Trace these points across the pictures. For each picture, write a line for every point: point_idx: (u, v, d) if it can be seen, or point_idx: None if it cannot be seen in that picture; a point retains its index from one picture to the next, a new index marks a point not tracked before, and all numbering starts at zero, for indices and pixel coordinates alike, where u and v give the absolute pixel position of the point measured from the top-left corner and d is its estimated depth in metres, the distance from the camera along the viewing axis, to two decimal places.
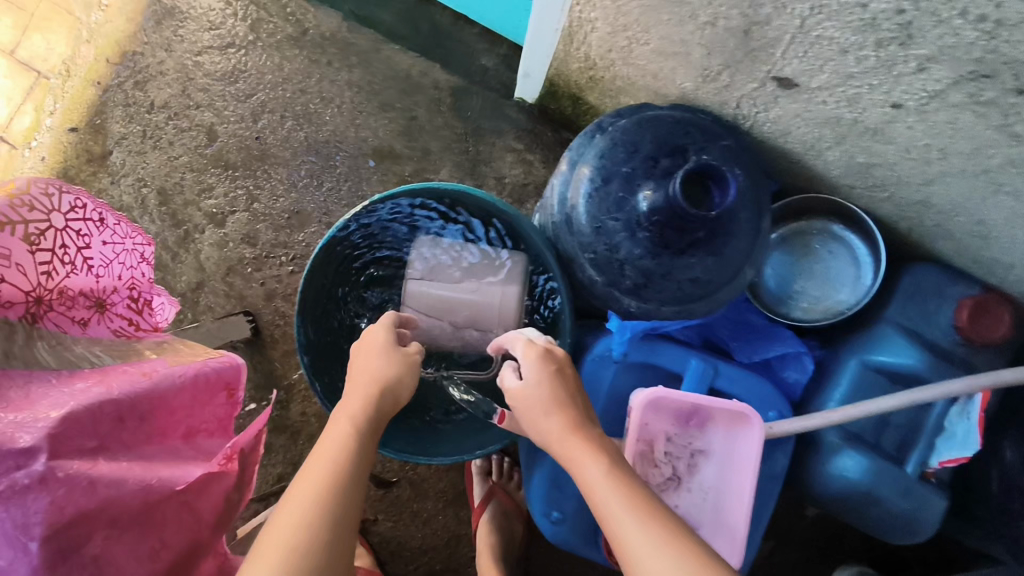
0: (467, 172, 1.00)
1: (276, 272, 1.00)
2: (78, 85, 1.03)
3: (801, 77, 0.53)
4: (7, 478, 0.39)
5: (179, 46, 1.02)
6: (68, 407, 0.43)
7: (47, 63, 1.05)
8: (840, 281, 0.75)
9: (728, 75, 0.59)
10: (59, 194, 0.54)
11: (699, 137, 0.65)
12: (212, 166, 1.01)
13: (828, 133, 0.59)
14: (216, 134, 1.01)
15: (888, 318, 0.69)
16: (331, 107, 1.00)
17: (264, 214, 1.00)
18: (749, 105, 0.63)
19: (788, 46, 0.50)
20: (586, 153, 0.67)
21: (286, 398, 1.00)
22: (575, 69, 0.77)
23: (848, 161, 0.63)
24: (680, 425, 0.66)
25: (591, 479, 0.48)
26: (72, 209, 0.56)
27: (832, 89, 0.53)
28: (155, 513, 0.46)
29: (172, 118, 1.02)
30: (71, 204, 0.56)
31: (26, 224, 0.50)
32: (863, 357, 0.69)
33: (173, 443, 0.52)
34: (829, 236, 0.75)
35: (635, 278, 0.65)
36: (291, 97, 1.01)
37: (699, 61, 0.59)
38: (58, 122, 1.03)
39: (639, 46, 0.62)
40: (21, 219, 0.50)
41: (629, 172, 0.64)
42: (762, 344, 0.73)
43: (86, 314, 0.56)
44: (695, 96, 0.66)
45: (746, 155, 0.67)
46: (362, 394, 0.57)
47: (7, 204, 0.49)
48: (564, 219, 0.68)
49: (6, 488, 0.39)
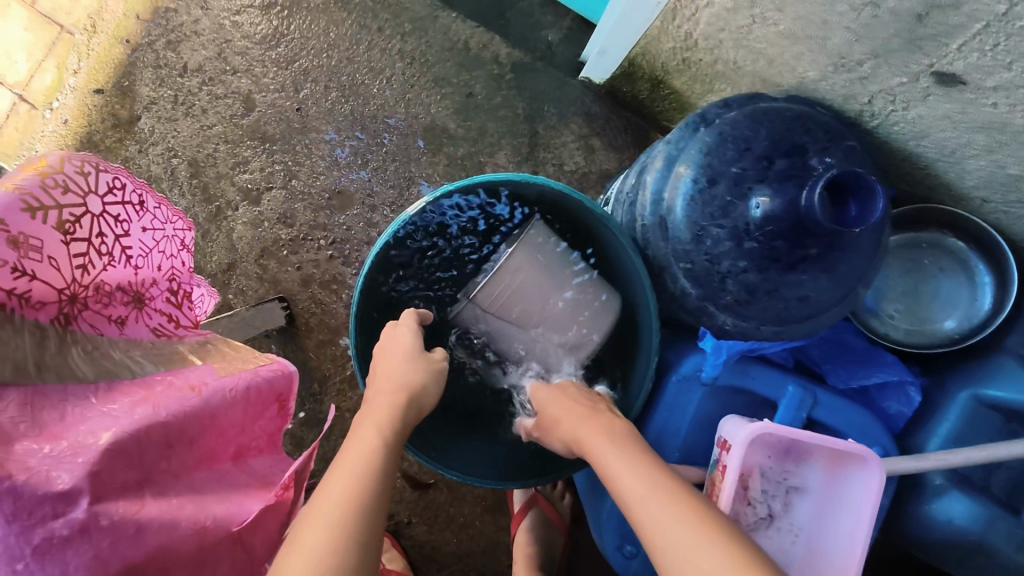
0: (525, 156, 0.91)
1: (313, 256, 0.92)
2: (104, 42, 0.95)
3: (974, 75, 0.46)
4: (42, 528, 0.33)
5: (216, 5, 0.94)
6: (111, 437, 0.37)
7: (71, 17, 0.96)
8: (952, 302, 0.68)
9: (872, 66, 0.51)
10: (96, 174, 0.47)
11: (820, 136, 0.56)
12: (248, 138, 0.93)
13: (981, 139, 0.51)
14: (253, 103, 0.93)
15: (1010, 349, 0.61)
16: (381, 79, 0.93)
17: (302, 192, 0.93)
18: (884, 102, 0.54)
19: (974, 37, 0.42)
20: (687, 148, 0.59)
21: (320, 391, 0.92)
22: (668, 49, 0.71)
23: (994, 172, 0.55)
24: (776, 460, 0.58)
25: (634, 485, 0.45)
26: (110, 190, 0.48)
27: (1011, 90, 0.45)
28: (209, 558, 0.39)
29: (206, 83, 0.93)
30: (109, 184, 0.48)
31: (59, 210, 0.43)
32: (977, 392, 0.61)
33: (224, 468, 0.45)
34: (944, 251, 0.67)
35: (738, 294, 0.58)
36: (337, 66, 0.93)
37: (838, 47, 0.51)
38: (82, 82, 0.95)
39: (763, 27, 0.56)
40: (55, 204, 0.43)
41: (739, 172, 0.56)
42: (861, 369, 0.65)
43: (123, 311, 0.48)
44: (814, 87, 0.58)
45: (869, 158, 0.58)
46: (386, 397, 0.55)
47: (38, 185, 0.42)
48: (657, 222, 0.61)
49: (41, 541, 0.33)
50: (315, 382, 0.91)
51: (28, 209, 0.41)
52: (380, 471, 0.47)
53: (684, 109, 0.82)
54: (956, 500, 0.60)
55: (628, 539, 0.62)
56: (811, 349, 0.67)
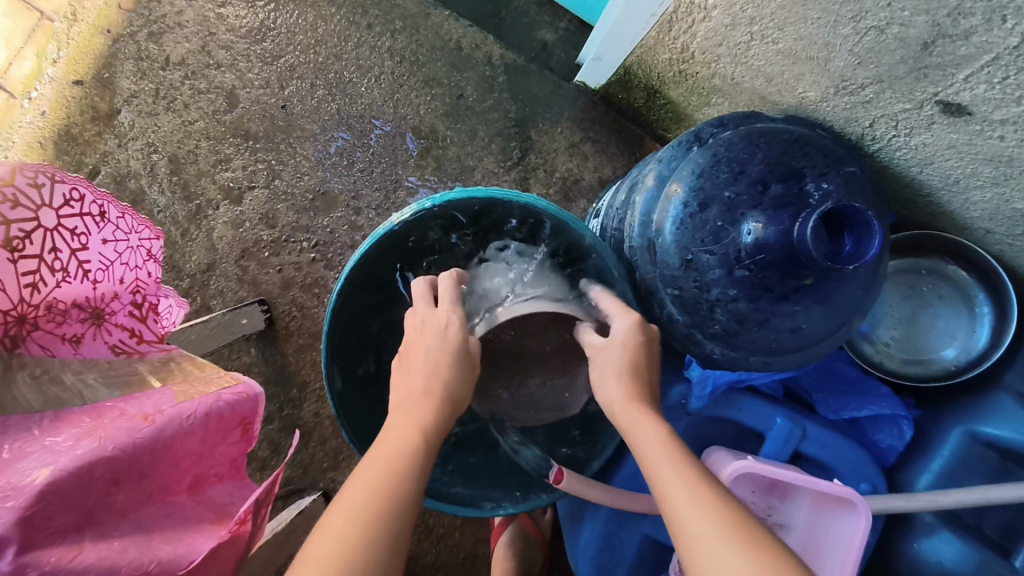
0: (515, 162, 0.89)
1: (296, 258, 0.89)
2: (85, 32, 0.92)
3: (980, 106, 0.43)
4: None
5: None
6: (46, 478, 0.35)
7: (51, 4, 0.93)
8: (948, 332, 0.65)
9: (875, 91, 0.48)
10: (51, 185, 0.45)
11: (816, 161, 0.54)
12: (231, 136, 0.90)
13: (986, 171, 0.49)
14: (237, 99, 0.90)
15: (1008, 385, 0.59)
16: (369, 78, 0.90)
17: (285, 193, 0.90)
18: (887, 127, 0.51)
19: (981, 68, 0.40)
20: (680, 168, 0.56)
21: (299, 397, 0.89)
22: (664, 61, 0.69)
23: (998, 205, 0.52)
24: (760, 495, 0.56)
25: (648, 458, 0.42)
26: (67, 202, 0.46)
27: (1018, 124, 0.42)
28: None
29: (188, 77, 0.90)
30: (66, 196, 0.46)
31: (7, 225, 0.41)
32: (971, 428, 0.59)
33: (177, 500, 0.43)
34: (943, 279, 0.65)
35: (726, 323, 0.55)
36: (324, 63, 0.90)
37: (841, 70, 0.49)
38: (60, 73, 0.92)
39: (762, 44, 0.53)
40: (3, 219, 0.41)
41: (732, 197, 0.53)
42: (852, 401, 0.63)
43: (79, 330, 0.46)
44: (814, 108, 0.56)
45: (869, 184, 0.56)
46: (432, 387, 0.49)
47: None
48: (644, 243, 0.58)
49: None
50: (294, 387, 0.89)
51: None
52: (398, 507, 0.40)
53: (680, 120, 0.79)
54: (945, 540, 0.58)
55: (606, 570, 0.61)
56: (801, 375, 0.65)
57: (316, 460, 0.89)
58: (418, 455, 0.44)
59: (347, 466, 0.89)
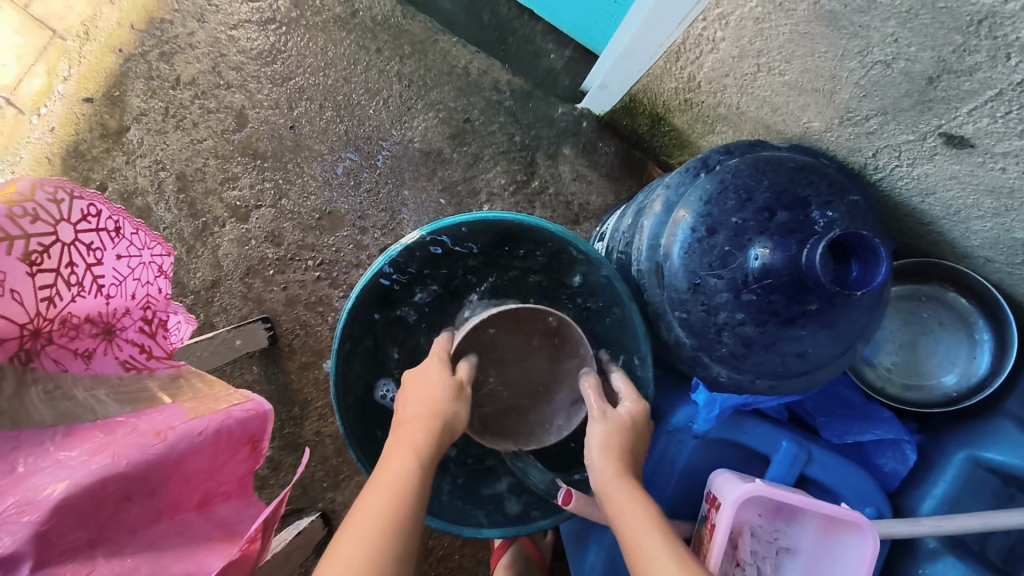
0: (520, 185, 0.90)
1: (300, 277, 0.90)
2: (97, 51, 0.93)
3: (983, 140, 0.44)
4: None
5: (213, 17, 0.92)
6: (61, 493, 0.35)
7: (64, 22, 0.95)
8: (949, 357, 0.66)
9: (879, 123, 0.50)
10: (69, 201, 0.45)
11: (820, 190, 0.55)
12: (239, 155, 0.91)
13: (987, 202, 0.50)
14: (246, 119, 0.91)
15: (1008, 412, 0.60)
16: (377, 101, 0.91)
17: (291, 211, 0.90)
18: (890, 158, 0.53)
19: (984, 103, 0.41)
20: (687, 194, 0.57)
21: (300, 415, 0.89)
22: (670, 89, 0.70)
23: (998, 235, 0.53)
24: (767, 518, 0.55)
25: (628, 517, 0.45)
26: (85, 217, 0.46)
27: (1020, 158, 0.44)
28: None
29: (198, 96, 0.91)
30: (83, 212, 0.46)
31: (26, 240, 0.42)
32: (974, 453, 0.59)
33: (186, 517, 0.42)
34: (942, 305, 0.66)
35: (733, 346, 0.56)
36: (333, 86, 0.91)
37: (846, 102, 0.50)
38: (71, 90, 0.93)
39: (769, 76, 0.55)
40: (21, 233, 0.41)
41: (740, 223, 0.54)
42: (855, 425, 0.63)
43: (91, 344, 0.46)
44: (819, 137, 0.57)
45: (872, 212, 0.57)
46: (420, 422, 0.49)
47: (4, 214, 0.41)
48: (652, 267, 0.59)
49: None
50: (296, 406, 0.89)
51: None
52: (403, 532, 0.41)
53: (684, 146, 0.81)
54: (948, 565, 0.59)
55: None
56: (804, 399, 0.65)
57: (316, 479, 0.89)
58: (415, 485, 0.45)
59: (347, 485, 0.89)
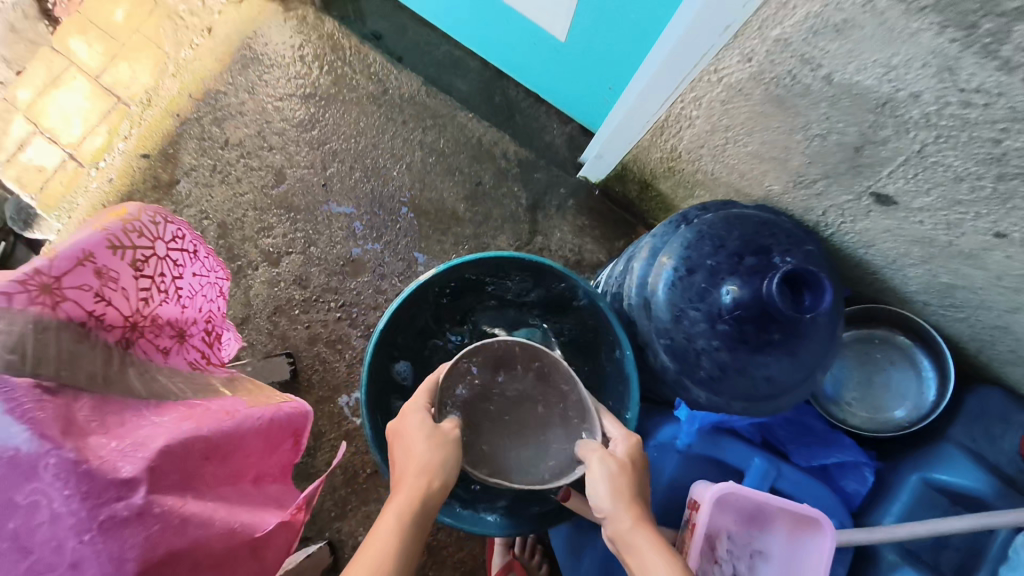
0: (524, 241, 1.01)
1: (323, 316, 0.99)
2: (157, 115, 1.06)
3: (903, 197, 0.56)
4: (104, 509, 0.38)
5: (262, 90, 1.06)
6: (165, 441, 0.42)
7: (129, 90, 1.08)
8: (902, 392, 0.76)
9: (824, 185, 0.61)
10: (165, 224, 0.55)
11: (782, 240, 0.66)
12: (275, 207, 1.02)
13: (915, 251, 0.61)
14: (284, 176, 1.03)
15: (952, 438, 0.68)
16: (401, 166, 1.04)
17: (319, 258, 1.01)
18: (836, 215, 0.64)
19: (899, 167, 0.53)
20: (670, 242, 0.68)
21: (314, 445, 0.96)
22: (657, 159, 0.82)
23: (929, 280, 0.64)
24: (741, 525, 0.62)
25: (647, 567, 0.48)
26: (174, 239, 0.56)
27: (933, 212, 0.55)
28: (232, 560, 0.43)
29: (243, 156, 1.04)
30: (174, 234, 0.56)
31: (134, 250, 0.51)
32: (925, 474, 0.67)
33: (244, 486, 0.49)
34: (892, 346, 0.76)
35: (710, 373, 0.65)
36: (363, 151, 1.04)
37: (798, 168, 0.62)
38: (130, 147, 1.05)
39: (736, 147, 0.67)
40: (131, 245, 0.51)
41: (714, 265, 0.64)
42: (820, 450, 0.72)
43: (168, 343, 0.54)
44: (780, 199, 0.69)
45: (825, 261, 0.68)
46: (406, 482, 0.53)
47: (122, 227, 0.50)
48: (642, 301, 0.69)
49: (103, 519, 0.37)
50: (311, 436, 0.96)
51: (112, 246, 0.49)
52: None
53: (669, 210, 0.93)
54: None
55: None
56: (775, 428, 0.73)
57: (325, 507, 0.94)
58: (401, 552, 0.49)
59: (352, 515, 0.94)
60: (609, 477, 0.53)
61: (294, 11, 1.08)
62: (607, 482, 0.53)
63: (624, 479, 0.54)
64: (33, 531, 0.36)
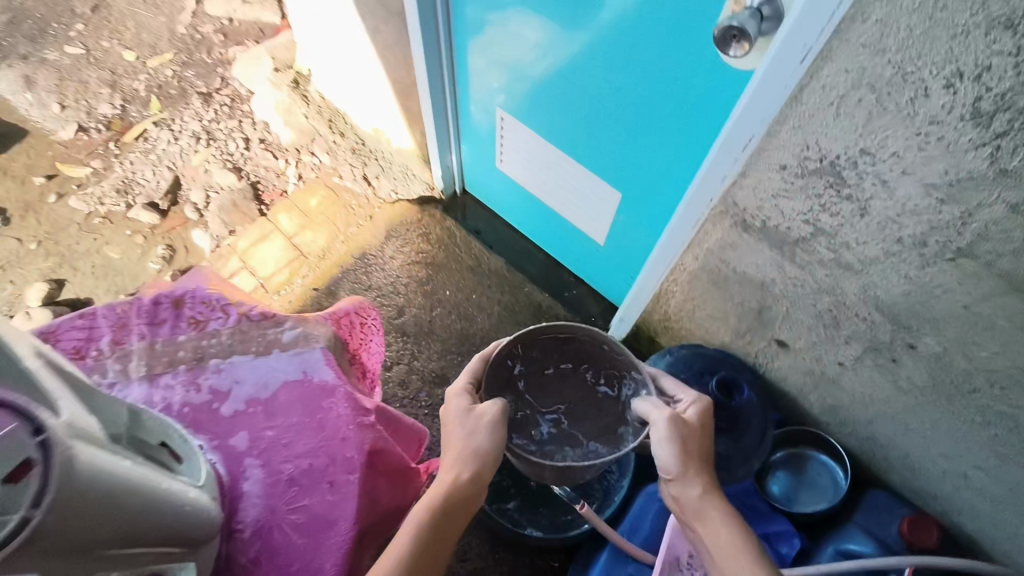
0: None
1: (417, 410, 1.39)
2: (327, 265, 1.60)
3: (790, 342, 0.96)
4: (360, 417, 0.78)
5: (398, 257, 1.59)
6: (375, 403, 0.83)
7: (310, 248, 1.63)
8: (822, 489, 1.07)
9: (750, 335, 1.02)
10: (374, 316, 1.01)
11: (729, 369, 1.06)
12: (394, 332, 1.48)
13: (807, 380, 1.00)
14: (403, 313, 1.51)
15: (853, 521, 0.99)
16: (485, 315, 1.50)
17: (419, 369, 1.43)
18: (761, 356, 1.04)
19: (781, 323, 0.94)
20: (657, 365, 1.09)
21: None
22: (657, 319, 1.23)
23: (823, 403, 1.01)
24: None
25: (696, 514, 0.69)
26: (375, 325, 1.02)
27: (807, 351, 0.94)
28: (399, 474, 0.82)
29: (378, 297, 1.53)
30: (376, 323, 1.02)
31: (360, 320, 0.96)
32: (838, 546, 0.97)
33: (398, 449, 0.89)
34: (813, 458, 1.09)
35: None
36: (460, 303, 1.52)
37: (734, 325, 1.04)
38: (307, 283, 1.57)
39: (699, 311, 1.09)
40: (361, 317, 0.96)
41: (685, 377, 1.06)
42: (763, 522, 1.01)
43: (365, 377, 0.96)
44: (730, 347, 1.10)
45: (760, 389, 1.06)
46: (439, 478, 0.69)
47: (359, 307, 0.96)
48: None
49: (360, 421, 0.77)
50: None
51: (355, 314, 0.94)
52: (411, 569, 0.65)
53: None
54: None
55: None
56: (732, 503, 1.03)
57: None
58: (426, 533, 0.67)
59: None
60: (668, 435, 0.68)
61: (427, 212, 1.65)
62: (667, 441, 0.68)
63: (690, 439, 0.70)
64: (330, 420, 0.76)
